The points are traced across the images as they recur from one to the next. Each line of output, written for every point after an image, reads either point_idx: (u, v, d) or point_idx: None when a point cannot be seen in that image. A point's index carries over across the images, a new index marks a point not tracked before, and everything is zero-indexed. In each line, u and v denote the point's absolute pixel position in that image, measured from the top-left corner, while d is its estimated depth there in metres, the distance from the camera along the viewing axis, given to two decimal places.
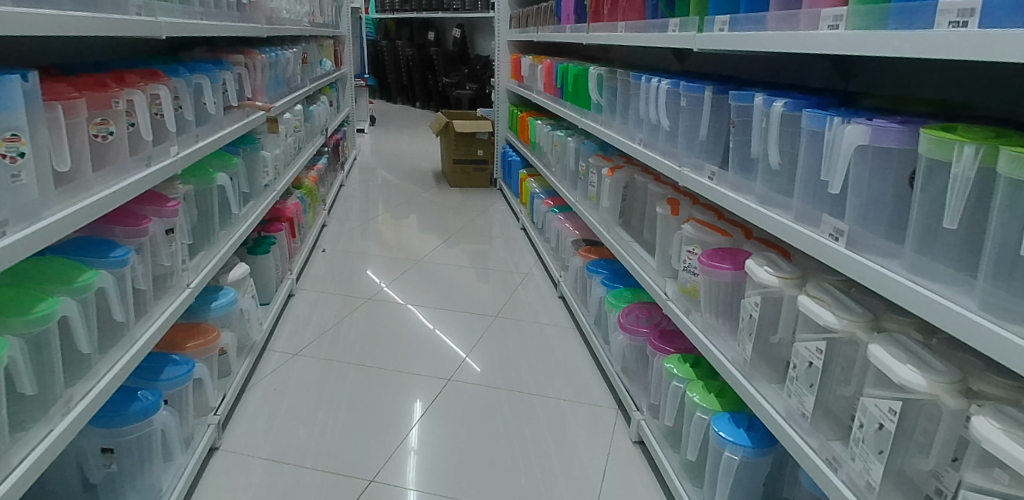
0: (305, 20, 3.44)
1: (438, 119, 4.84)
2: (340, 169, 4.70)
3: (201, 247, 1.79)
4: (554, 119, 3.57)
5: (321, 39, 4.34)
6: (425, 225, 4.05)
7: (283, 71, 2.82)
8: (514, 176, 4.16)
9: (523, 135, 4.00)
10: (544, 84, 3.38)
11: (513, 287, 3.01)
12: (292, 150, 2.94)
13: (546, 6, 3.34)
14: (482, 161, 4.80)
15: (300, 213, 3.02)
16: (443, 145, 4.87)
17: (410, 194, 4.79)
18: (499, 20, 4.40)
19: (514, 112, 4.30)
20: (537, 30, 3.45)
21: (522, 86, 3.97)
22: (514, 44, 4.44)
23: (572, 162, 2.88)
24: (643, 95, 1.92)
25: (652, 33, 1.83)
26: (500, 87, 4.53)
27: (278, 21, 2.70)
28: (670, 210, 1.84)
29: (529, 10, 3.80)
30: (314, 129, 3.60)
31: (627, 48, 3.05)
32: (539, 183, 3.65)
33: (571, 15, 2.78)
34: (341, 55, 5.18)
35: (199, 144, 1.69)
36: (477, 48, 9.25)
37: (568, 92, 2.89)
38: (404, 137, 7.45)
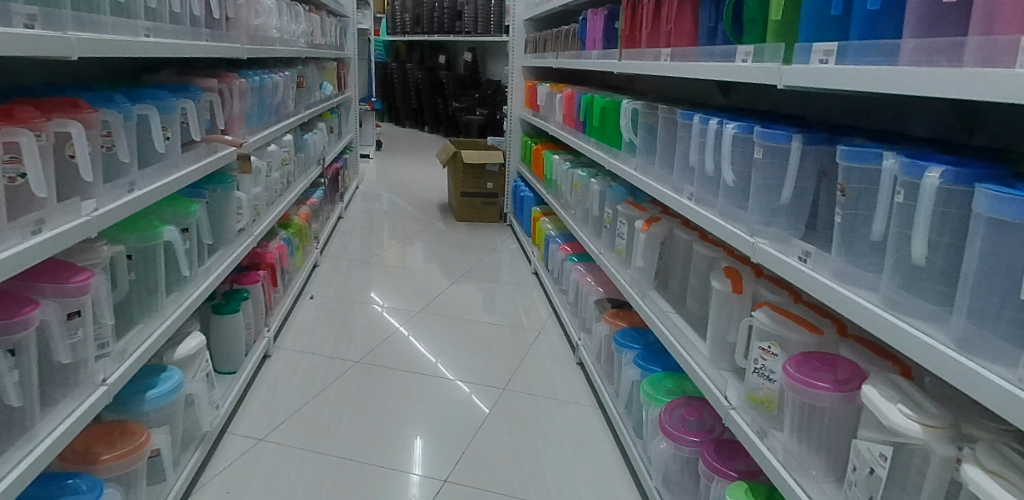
0: (302, 39, 3.11)
1: (446, 148, 4.49)
2: (339, 200, 4.35)
3: (136, 319, 1.41)
4: (574, 154, 3.20)
5: (322, 61, 4.03)
6: (428, 264, 3.68)
7: (269, 96, 2.47)
8: (527, 214, 3.79)
9: (537, 169, 3.64)
10: (564, 116, 3.02)
11: (525, 347, 2.60)
12: (277, 186, 2.57)
13: (568, 29, 3.00)
14: (492, 194, 4.43)
15: (284, 256, 2.64)
16: (450, 177, 4.52)
17: (414, 227, 4.42)
18: (514, 44, 4.07)
19: (528, 142, 3.95)
20: (558, 55, 3.10)
21: (538, 116, 3.62)
22: (530, 70, 4.11)
23: (597, 207, 2.49)
24: (695, 140, 1.54)
25: (709, 63, 1.47)
26: (513, 116, 4.18)
27: (265, 39, 2.36)
28: (731, 286, 1.45)
29: (547, 34, 3.46)
30: (307, 160, 3.24)
31: (660, 79, 2.70)
32: (554, 224, 3.27)
33: (598, 39, 2.42)
34: (345, 78, 4.87)
35: (135, 192, 1.32)
36: (488, 72, 8.99)
37: (593, 127, 2.52)
38: (411, 163, 7.12)
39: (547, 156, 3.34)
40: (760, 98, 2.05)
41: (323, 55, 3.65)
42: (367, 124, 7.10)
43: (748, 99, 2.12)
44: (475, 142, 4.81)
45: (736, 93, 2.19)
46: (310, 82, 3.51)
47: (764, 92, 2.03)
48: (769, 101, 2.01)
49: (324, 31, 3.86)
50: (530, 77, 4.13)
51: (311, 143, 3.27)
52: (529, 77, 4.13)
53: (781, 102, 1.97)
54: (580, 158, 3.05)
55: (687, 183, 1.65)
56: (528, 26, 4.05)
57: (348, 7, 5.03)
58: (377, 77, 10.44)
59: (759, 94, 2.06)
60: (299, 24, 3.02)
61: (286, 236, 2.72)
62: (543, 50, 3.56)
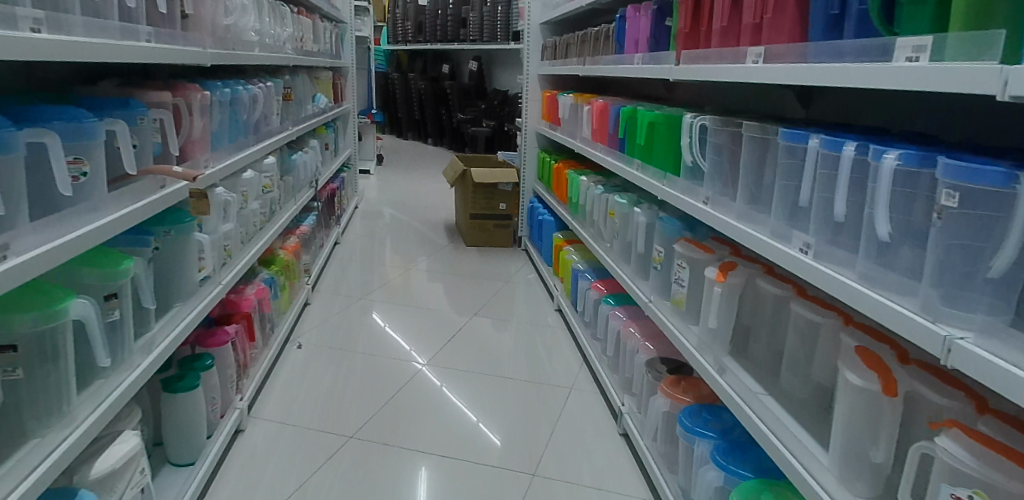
0: (290, 44, 2.69)
1: (454, 165, 4.07)
2: (336, 223, 3.92)
3: (29, 433, 0.97)
4: (605, 174, 2.76)
5: (316, 71, 3.62)
6: (436, 295, 3.23)
7: (246, 112, 2.05)
8: (547, 240, 3.36)
9: (559, 190, 3.21)
10: (595, 131, 2.59)
11: (556, 411, 2.15)
12: (257, 218, 2.14)
13: (597, 30, 2.58)
14: (504, 216, 3.98)
15: (267, 301, 2.20)
16: (459, 197, 4.08)
17: (418, 251, 3.98)
18: (529, 50, 3.66)
19: (547, 160, 3.52)
20: (586, 61, 2.68)
21: (559, 130, 3.20)
22: (547, 78, 3.69)
23: (643, 243, 2.06)
24: (820, 172, 1.11)
25: (840, 64, 1.04)
26: (529, 130, 3.76)
27: (240, 43, 1.95)
28: (881, 386, 1.02)
29: (569, 38, 3.05)
30: (297, 184, 2.82)
31: (714, 88, 2.27)
32: (581, 255, 2.84)
33: (644, 41, 2.00)
34: (342, 90, 4.46)
35: (24, 257, 0.88)
36: (494, 82, 8.61)
37: (637, 146, 2.09)
38: (414, 178, 6.71)
39: (572, 177, 2.91)
40: (854, 109, 1.62)
41: (317, 64, 3.24)
42: (368, 137, 6.69)
43: (837, 110, 1.68)
44: (485, 158, 4.38)
45: (818, 103, 1.77)
46: (300, 94, 3.09)
47: (862, 101, 1.60)
48: (872, 113, 1.57)
49: (318, 37, 3.46)
50: (547, 87, 3.71)
51: (300, 163, 2.84)
52: (546, 86, 3.70)
53: (890, 115, 1.53)
54: (614, 181, 2.62)
55: (797, 229, 1.22)
56: (544, 30, 3.64)
57: (346, 13, 4.64)
58: (378, 89, 10.07)
59: (853, 104, 1.63)
60: (286, 28, 2.61)
61: (268, 276, 2.28)
62: (565, 56, 3.14)
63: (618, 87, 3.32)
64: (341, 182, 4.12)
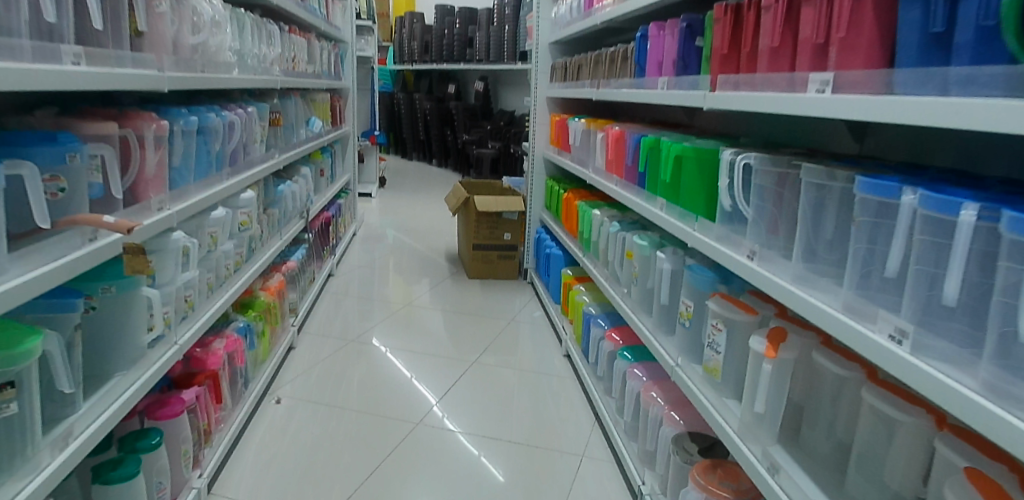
0: (278, 63, 2.46)
1: (457, 192, 3.83)
2: (331, 253, 3.67)
3: None
4: (621, 209, 2.51)
5: (311, 92, 3.40)
6: (435, 334, 2.97)
7: (220, 141, 1.81)
8: (554, 276, 3.09)
9: (569, 223, 2.96)
10: (610, 161, 2.34)
11: (566, 485, 1.87)
12: (230, 260, 1.89)
13: (613, 51, 2.34)
14: (509, 246, 3.72)
15: (241, 353, 1.95)
16: (461, 225, 3.84)
17: (417, 283, 3.72)
18: (537, 71, 3.43)
19: (556, 189, 3.27)
20: (602, 84, 2.43)
21: (569, 157, 2.95)
22: (556, 101, 3.45)
23: (668, 294, 1.80)
24: (931, 239, 0.85)
25: (954, 97, 0.79)
26: (537, 155, 3.52)
27: (213, 65, 1.72)
28: None
29: (580, 59, 2.83)
30: (283, 216, 2.57)
31: (747, 117, 2.02)
32: (593, 297, 2.57)
33: (672, 63, 1.76)
34: (341, 111, 4.24)
35: None
36: (501, 103, 8.43)
37: (661, 182, 1.84)
38: (417, 201, 6.48)
39: (584, 210, 2.65)
40: (925, 146, 1.36)
41: (312, 85, 3.03)
42: (370, 158, 6.47)
43: (901, 146, 1.43)
44: (489, 183, 4.13)
45: (875, 137, 1.51)
46: (290, 117, 2.86)
47: (935, 137, 1.34)
48: (945, 152, 1.32)
49: (314, 56, 3.25)
50: (557, 110, 3.47)
51: (287, 193, 2.60)
52: (556, 109, 3.47)
53: (969, 156, 1.28)
54: (632, 217, 2.36)
55: (880, 306, 0.96)
56: (554, 50, 3.41)
57: (347, 31, 4.44)
58: (383, 108, 9.90)
59: (922, 141, 1.37)
60: (275, 47, 2.39)
61: (243, 323, 2.02)
62: (576, 78, 2.91)
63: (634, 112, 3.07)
64: (337, 209, 3.88)
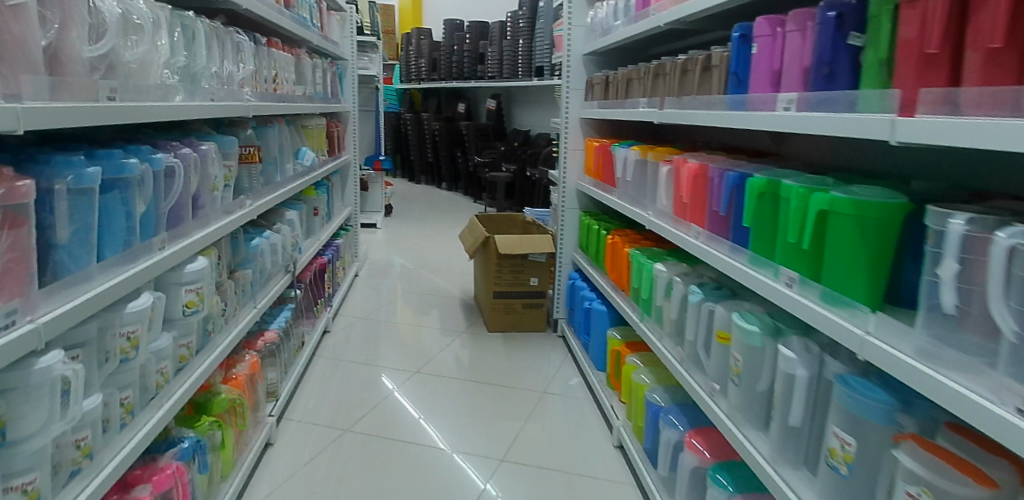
0: (252, 86, 1.93)
1: (473, 230, 3.26)
2: (327, 303, 3.12)
3: None
4: (693, 264, 1.93)
5: (301, 118, 2.87)
6: (452, 413, 2.38)
7: (148, 197, 1.26)
8: (596, 337, 2.51)
9: (616, 273, 2.38)
10: (684, 204, 1.77)
11: None
12: (167, 361, 1.34)
13: (682, 60, 1.80)
14: (536, 293, 3.12)
15: (185, 487, 1.38)
16: (478, 269, 3.27)
17: (429, 337, 3.14)
18: (568, 88, 2.88)
19: (595, 229, 2.70)
20: (669, 103, 1.87)
21: (615, 192, 2.38)
22: (591, 122, 2.90)
23: (801, 412, 1.21)
24: None
25: None
26: (568, 187, 2.95)
27: (135, 88, 1.18)
28: None
29: (628, 71, 2.29)
30: (257, 276, 2.00)
31: (892, 150, 1.44)
32: (655, 377, 1.98)
33: (807, 70, 1.21)
34: (340, 138, 3.71)
35: None
36: (514, 122, 7.91)
37: (786, 244, 1.27)
38: (426, 230, 5.92)
39: (641, 262, 2.08)
40: None
41: (302, 110, 2.49)
42: (375, 185, 5.93)
43: None
44: (510, 216, 3.55)
45: None
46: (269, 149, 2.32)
47: None
48: None
49: (306, 76, 2.72)
50: (592, 134, 2.92)
51: (263, 246, 2.03)
52: (592, 133, 2.92)
53: None
54: (714, 280, 1.78)
55: None
56: (589, 64, 2.87)
57: (347, 48, 3.92)
58: (389, 130, 9.41)
59: None
60: (248, 64, 1.86)
61: (189, 438, 1.46)
62: (622, 96, 2.37)
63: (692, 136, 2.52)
64: (334, 252, 3.33)
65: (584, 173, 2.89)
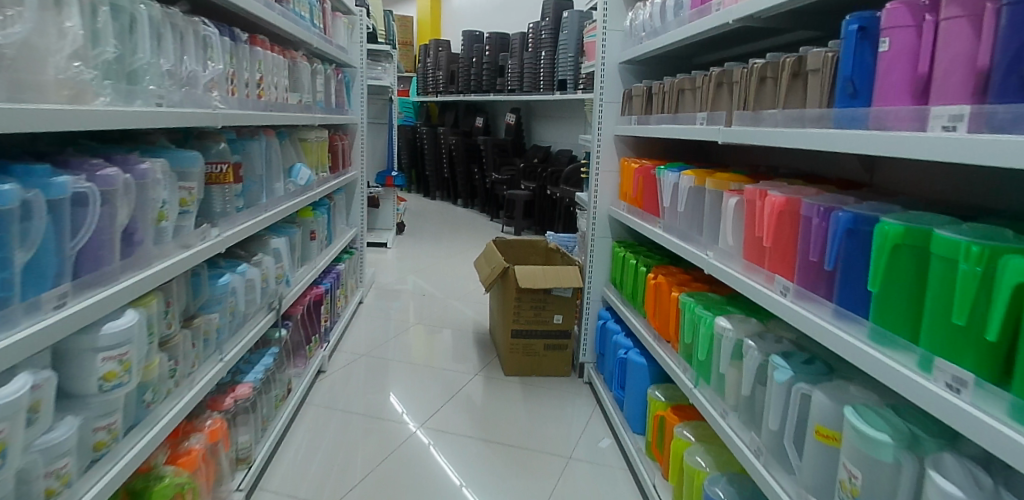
0: (225, 91, 1.58)
1: (489, 259, 2.87)
2: (325, 338, 2.73)
3: None
4: (769, 321, 1.53)
5: (297, 129, 2.52)
6: (458, 481, 1.98)
7: (41, 237, 0.90)
8: (632, 392, 2.09)
9: (658, 320, 1.97)
10: (762, 247, 1.38)
11: None
12: (68, 459, 0.98)
13: (758, 65, 1.41)
14: (560, 333, 2.69)
15: None
16: (493, 303, 2.88)
17: (438, 378, 2.74)
18: (601, 101, 2.50)
19: (631, 263, 2.30)
20: (740, 118, 1.48)
21: (659, 224, 1.99)
22: (627, 140, 2.52)
23: None
24: None
25: None
26: (600, 213, 2.56)
27: (3, 89, 0.82)
28: None
29: (678, 81, 1.90)
30: (223, 320, 1.61)
31: None
32: (716, 460, 1.56)
33: (985, 73, 0.82)
34: (345, 153, 3.37)
35: None
36: (534, 137, 7.57)
37: (942, 324, 0.88)
38: (439, 250, 5.55)
39: (695, 313, 1.67)
40: None
41: (295, 121, 2.14)
42: (387, 202, 5.58)
43: None
44: (531, 242, 3.17)
45: None
46: (249, 166, 1.96)
47: None
48: None
49: (304, 83, 2.38)
50: (629, 153, 2.53)
51: (232, 283, 1.65)
52: (628, 152, 2.53)
53: None
54: (801, 348, 1.36)
55: None
56: (627, 73, 2.49)
57: (355, 54, 3.59)
58: (404, 144, 9.10)
59: None
60: (218, 64, 1.51)
61: None
62: (670, 110, 1.98)
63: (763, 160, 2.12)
64: (334, 279, 2.94)
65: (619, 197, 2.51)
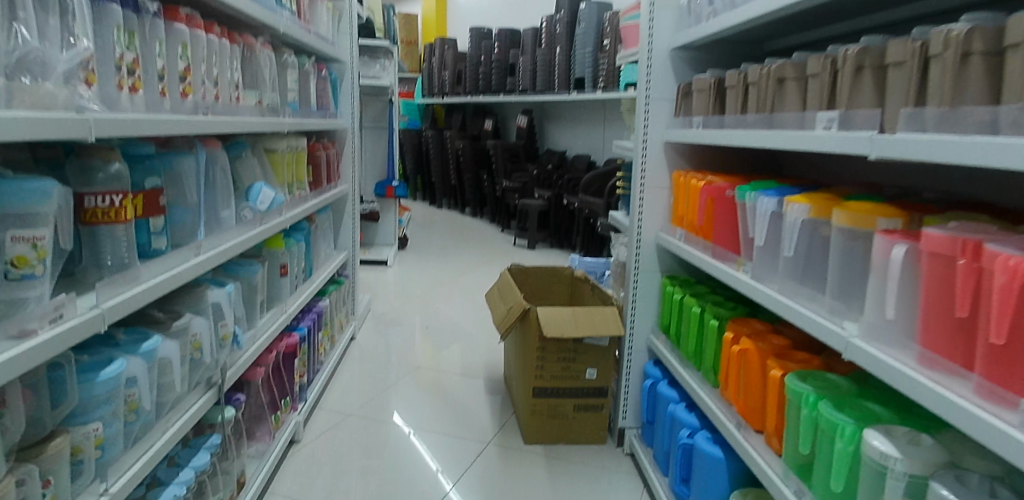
0: (115, 85, 1.04)
1: (506, 295, 2.31)
2: (300, 396, 2.18)
3: None
4: (957, 441, 0.97)
5: (258, 139, 1.98)
6: None
7: None
8: (701, 494, 1.51)
9: (745, 403, 1.41)
10: (979, 337, 0.81)
11: None
12: None
13: (958, 35, 0.84)
14: (594, 392, 2.14)
15: None
16: (511, 351, 2.32)
17: (442, 445, 2.17)
18: (647, 98, 1.95)
19: (689, 310, 1.75)
20: (927, 118, 0.90)
21: (743, 266, 1.43)
22: (682, 149, 1.97)
23: None
24: None
25: None
26: (645, 241, 2.01)
27: None
28: None
29: (774, 69, 1.34)
30: (115, 429, 1.05)
31: None
32: None
33: None
34: (334, 165, 2.83)
35: None
36: (548, 141, 7.03)
37: None
38: (446, 266, 5.01)
39: (821, 413, 1.11)
40: None
41: (250, 128, 1.61)
42: (387, 215, 5.04)
43: None
44: (553, 271, 2.66)
45: None
46: (176, 189, 1.41)
47: None
48: None
49: (269, 79, 1.84)
50: (684, 164, 1.98)
51: (130, 370, 1.09)
52: (683, 164, 1.98)
53: None
54: None
55: None
56: (682, 63, 1.94)
57: (346, 47, 2.97)
58: (409, 149, 8.57)
59: None
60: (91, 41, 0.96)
61: None
62: (762, 108, 1.42)
63: (905, 181, 1.54)
64: (312, 323, 2.30)
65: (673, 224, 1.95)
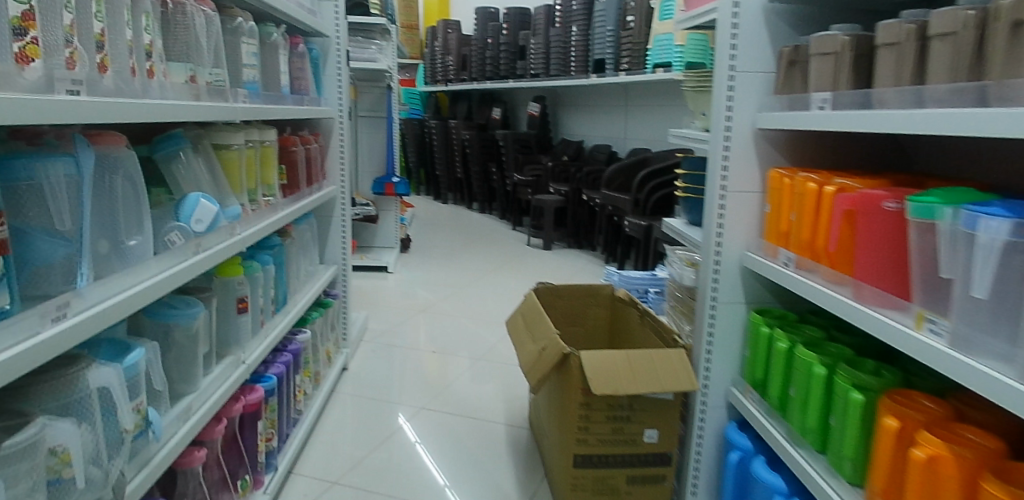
0: None
1: (536, 330, 1.80)
2: (268, 465, 1.67)
3: None
4: None
5: (194, 133, 1.47)
6: None
7: None
8: None
9: None
10: None
11: None
12: None
13: None
14: (655, 459, 1.62)
15: None
16: (544, 400, 1.81)
17: None
18: (731, 71, 1.42)
19: (804, 369, 1.24)
20: None
21: (926, 324, 0.92)
22: (777, 139, 1.46)
23: None
24: None
25: None
26: (725, 262, 1.51)
27: None
28: None
29: (1008, 7, 0.80)
30: None
31: None
32: None
33: None
34: (318, 162, 2.33)
35: None
36: (562, 130, 6.48)
37: None
38: (455, 270, 4.50)
39: None
40: None
41: (181, 117, 1.11)
42: (387, 214, 4.55)
43: None
44: (589, 290, 2.16)
45: None
46: (40, 208, 0.90)
47: None
48: None
49: (207, 48, 1.31)
50: (781, 159, 1.47)
51: None
52: (779, 158, 1.47)
53: None
54: None
55: None
56: (779, 22, 1.42)
57: (331, 18, 2.42)
58: (411, 140, 8.02)
59: None
60: None
61: None
62: (981, 73, 0.87)
63: None
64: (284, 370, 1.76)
65: (773, 242, 1.42)
